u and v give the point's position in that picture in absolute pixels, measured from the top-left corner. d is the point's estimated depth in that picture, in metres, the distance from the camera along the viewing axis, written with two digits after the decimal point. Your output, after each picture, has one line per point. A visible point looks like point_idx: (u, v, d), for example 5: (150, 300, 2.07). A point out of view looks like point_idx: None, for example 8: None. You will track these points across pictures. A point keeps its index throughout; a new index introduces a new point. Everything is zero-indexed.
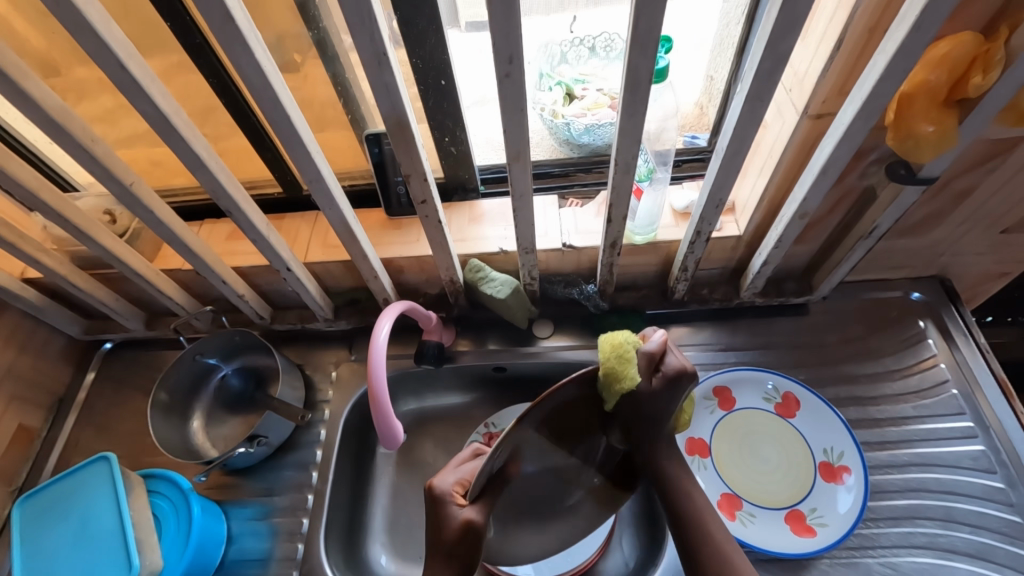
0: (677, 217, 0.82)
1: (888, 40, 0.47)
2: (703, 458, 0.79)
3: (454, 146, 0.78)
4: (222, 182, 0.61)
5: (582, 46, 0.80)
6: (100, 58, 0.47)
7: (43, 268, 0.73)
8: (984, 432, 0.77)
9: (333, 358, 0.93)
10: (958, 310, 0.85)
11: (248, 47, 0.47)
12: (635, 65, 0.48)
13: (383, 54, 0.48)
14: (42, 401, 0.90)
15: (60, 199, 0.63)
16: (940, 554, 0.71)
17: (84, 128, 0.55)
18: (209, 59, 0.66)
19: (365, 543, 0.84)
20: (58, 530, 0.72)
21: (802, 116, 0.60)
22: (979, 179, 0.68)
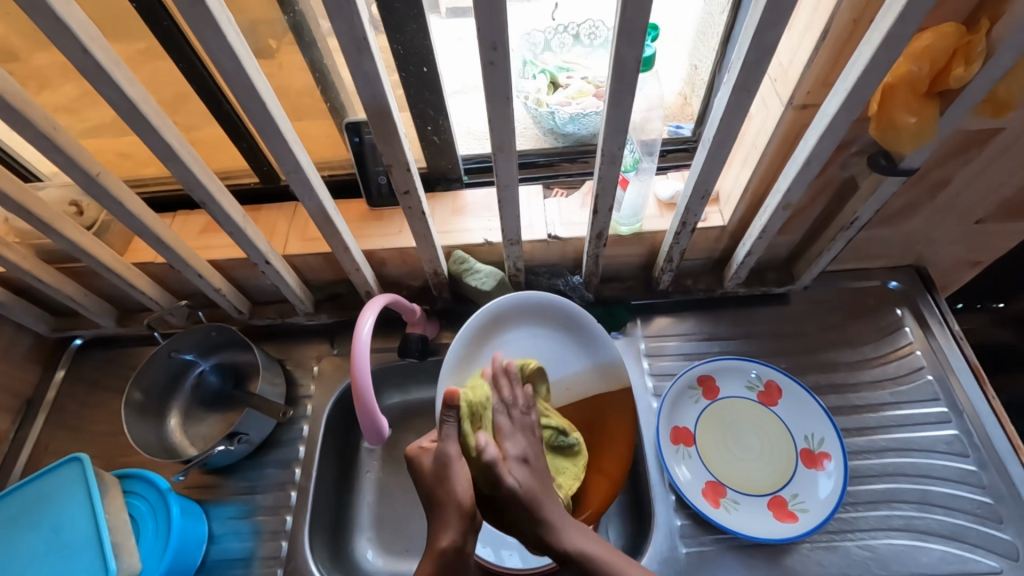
0: (662, 207, 0.82)
1: (874, 30, 0.47)
2: (688, 448, 0.80)
3: (437, 135, 0.76)
4: (195, 173, 0.59)
5: (566, 33, 0.79)
6: (60, 41, 0.44)
7: (6, 264, 0.70)
8: (957, 417, 0.79)
9: (315, 352, 0.92)
10: (933, 297, 0.87)
11: (220, 31, 0.45)
12: (623, 54, 0.47)
13: (362, 40, 0.46)
14: (8, 402, 0.86)
15: (20, 191, 0.60)
16: (915, 536, 0.73)
17: (43, 115, 0.52)
18: (179, 44, 0.63)
19: (351, 538, 0.83)
20: (28, 535, 0.69)
21: (787, 107, 0.59)
22: (955, 171, 0.69)
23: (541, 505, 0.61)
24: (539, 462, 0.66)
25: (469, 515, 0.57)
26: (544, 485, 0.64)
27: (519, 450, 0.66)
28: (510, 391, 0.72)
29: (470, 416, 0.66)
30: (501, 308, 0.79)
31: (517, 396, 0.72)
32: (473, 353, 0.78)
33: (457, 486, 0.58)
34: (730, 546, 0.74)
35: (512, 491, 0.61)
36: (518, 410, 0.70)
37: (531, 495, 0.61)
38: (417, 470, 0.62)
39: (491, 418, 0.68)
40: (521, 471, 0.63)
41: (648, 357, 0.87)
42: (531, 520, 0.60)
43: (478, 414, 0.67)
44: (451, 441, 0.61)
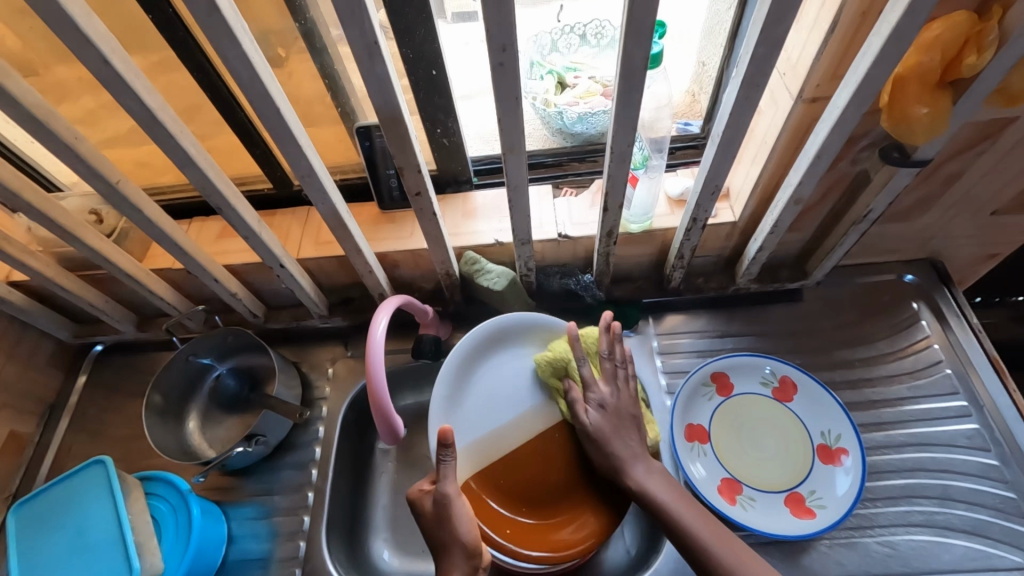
0: (672, 204, 0.82)
1: (883, 21, 0.47)
2: (702, 445, 0.79)
3: (446, 138, 0.77)
4: (211, 179, 0.60)
5: (572, 34, 0.80)
6: (82, 54, 0.45)
7: (30, 272, 0.72)
8: (977, 411, 0.78)
9: (329, 355, 0.93)
10: (950, 291, 0.86)
11: (235, 39, 0.46)
12: (630, 52, 0.48)
13: (373, 44, 0.47)
14: (32, 407, 0.88)
15: (44, 200, 0.61)
16: (936, 532, 0.72)
17: (66, 126, 0.53)
18: (195, 55, 0.65)
19: (367, 539, 0.84)
20: (55, 537, 0.71)
21: (796, 101, 0.59)
22: (970, 162, 0.68)
23: (615, 447, 0.70)
24: (624, 414, 0.72)
25: (473, 554, 0.60)
26: (620, 428, 0.71)
27: (602, 395, 0.73)
28: (610, 346, 0.75)
29: (552, 371, 0.77)
30: (486, 334, 0.80)
31: (617, 351, 0.75)
32: (464, 383, 0.79)
33: (460, 525, 0.61)
34: (747, 543, 0.73)
35: (584, 427, 0.72)
36: (616, 365, 0.74)
37: (601, 435, 0.71)
38: (420, 513, 0.64)
39: (577, 368, 0.75)
40: (599, 415, 0.72)
41: (660, 355, 0.87)
42: (603, 455, 0.71)
43: (562, 368, 0.76)
44: (448, 481, 0.62)
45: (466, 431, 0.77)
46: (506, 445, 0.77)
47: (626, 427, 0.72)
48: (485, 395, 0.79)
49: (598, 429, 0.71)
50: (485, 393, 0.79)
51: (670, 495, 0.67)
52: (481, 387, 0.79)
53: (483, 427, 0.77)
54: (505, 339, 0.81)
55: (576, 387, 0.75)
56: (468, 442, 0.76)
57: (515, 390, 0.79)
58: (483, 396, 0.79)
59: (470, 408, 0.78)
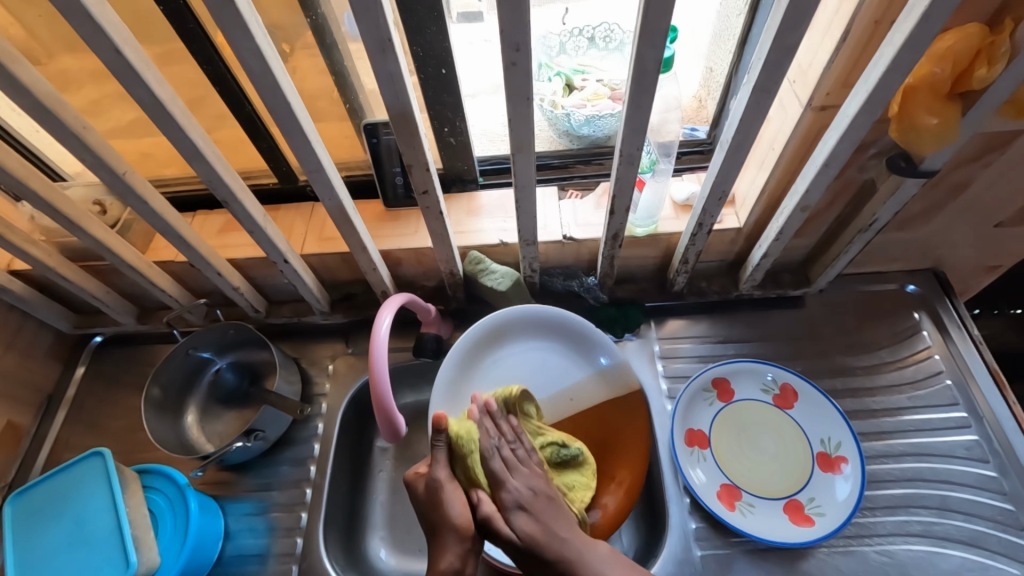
0: (678, 209, 0.82)
1: (896, 31, 0.47)
2: (702, 450, 0.79)
3: (453, 137, 0.77)
4: (218, 172, 0.60)
5: (581, 36, 0.80)
6: (94, 42, 0.45)
7: (31, 261, 0.71)
8: (977, 422, 0.78)
9: (329, 351, 0.92)
10: (952, 301, 0.86)
11: (249, 32, 0.46)
12: (643, 55, 0.48)
13: (386, 40, 0.47)
14: (30, 397, 0.88)
15: (49, 189, 0.61)
16: (934, 542, 0.72)
17: (74, 115, 0.53)
18: (204, 47, 0.64)
19: (364, 536, 0.84)
20: (52, 528, 0.70)
21: (806, 108, 0.59)
22: (976, 173, 0.69)
23: (557, 548, 0.58)
24: (540, 501, 0.63)
25: (466, 536, 0.58)
26: (547, 524, 0.61)
27: (517, 493, 0.63)
28: (496, 430, 0.70)
29: (460, 476, 0.66)
30: (495, 324, 0.82)
31: (504, 431, 0.70)
32: (471, 370, 0.81)
33: (452, 510, 0.60)
34: (745, 550, 0.73)
35: (515, 544, 0.59)
36: (509, 446, 0.68)
37: (534, 541, 0.58)
38: (414, 496, 0.64)
39: (481, 464, 0.65)
40: (522, 520, 0.61)
41: (661, 359, 0.87)
42: (547, 567, 0.58)
43: (467, 466, 0.65)
44: (440, 464, 0.63)
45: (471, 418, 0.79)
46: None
47: (554, 514, 0.62)
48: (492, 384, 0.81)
49: (532, 534, 0.59)
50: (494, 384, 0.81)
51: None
52: (489, 376, 0.82)
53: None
54: (515, 331, 0.84)
55: (485, 495, 0.63)
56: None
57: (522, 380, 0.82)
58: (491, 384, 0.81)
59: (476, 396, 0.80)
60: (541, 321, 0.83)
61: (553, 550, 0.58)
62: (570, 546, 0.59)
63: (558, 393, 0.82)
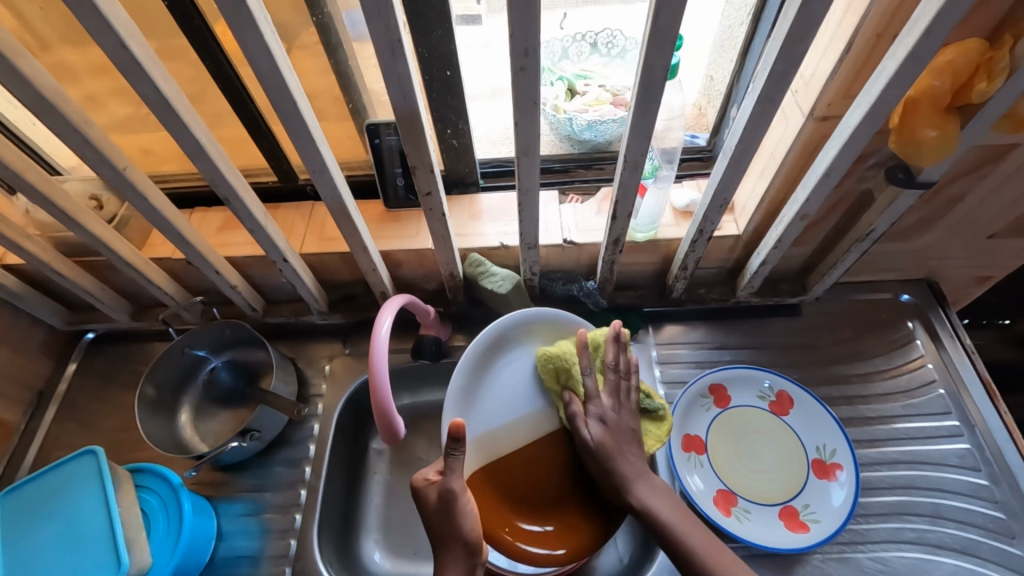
0: (678, 215, 0.83)
1: (898, 44, 0.48)
2: (699, 456, 0.80)
3: (456, 139, 0.77)
4: (221, 169, 0.59)
5: (584, 41, 0.80)
6: (100, 36, 0.45)
7: (26, 256, 0.70)
8: (969, 431, 0.79)
9: (326, 351, 0.92)
10: (945, 311, 0.87)
11: (257, 30, 0.46)
12: (651, 62, 0.48)
13: (397, 41, 0.47)
14: (20, 394, 0.86)
15: (47, 183, 0.60)
16: (928, 549, 0.73)
17: (76, 110, 0.52)
18: (208, 44, 0.64)
19: (359, 539, 0.83)
20: (41, 528, 0.69)
21: (807, 118, 0.60)
22: (971, 186, 0.70)
23: (616, 463, 0.69)
24: (620, 425, 0.71)
25: (474, 552, 0.60)
26: (619, 445, 0.70)
27: (603, 410, 0.72)
28: (616, 357, 0.74)
29: (554, 380, 0.76)
30: (500, 330, 0.78)
31: (621, 360, 0.74)
32: (478, 377, 0.77)
33: (464, 523, 0.61)
34: (741, 555, 0.73)
35: (586, 442, 0.70)
36: (618, 375, 0.73)
37: (603, 451, 0.69)
38: (423, 503, 0.63)
39: (577, 376, 0.74)
40: (600, 429, 0.71)
41: (659, 365, 0.87)
42: (603, 471, 0.69)
43: (562, 371, 0.75)
44: (455, 475, 0.61)
45: (478, 427, 0.76)
46: (517, 440, 0.76)
47: (630, 441, 0.70)
48: (501, 390, 0.77)
49: (596, 443, 0.70)
50: (505, 390, 0.77)
51: (667, 507, 0.66)
52: (496, 382, 0.77)
53: (495, 422, 0.76)
54: (523, 335, 0.79)
55: (576, 399, 0.74)
56: (479, 438, 0.75)
57: (527, 385, 0.78)
58: (497, 391, 0.77)
59: (483, 404, 0.76)
60: (557, 325, 0.80)
61: (614, 461, 0.69)
62: (629, 465, 0.69)
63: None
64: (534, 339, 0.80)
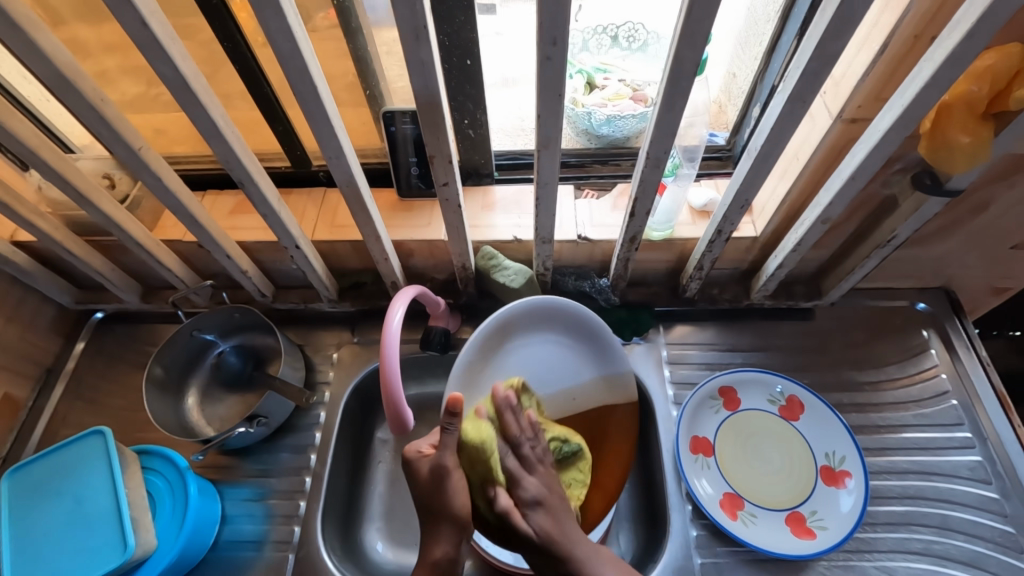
0: (695, 215, 0.81)
1: (937, 47, 0.46)
2: (707, 458, 0.79)
3: (473, 129, 0.75)
4: (237, 152, 0.58)
5: (604, 34, 0.79)
6: (120, 13, 0.44)
7: (38, 233, 0.70)
8: (981, 443, 0.78)
9: (334, 339, 0.91)
10: (961, 321, 0.86)
11: (280, 11, 0.44)
12: (682, 57, 0.47)
13: (422, 28, 0.45)
14: (28, 370, 0.86)
15: (61, 160, 0.60)
16: (934, 561, 0.72)
17: (93, 87, 0.51)
18: (226, 23, 0.63)
19: (362, 528, 0.83)
20: (47, 506, 0.69)
21: (835, 120, 0.59)
22: (996, 195, 0.68)
23: (572, 554, 0.60)
24: (554, 500, 0.64)
25: (462, 528, 0.60)
26: (560, 524, 0.62)
27: (535, 491, 0.63)
28: (518, 425, 0.66)
29: (473, 475, 0.63)
30: (513, 317, 0.76)
31: (524, 427, 0.67)
32: (487, 356, 0.76)
33: (455, 499, 0.60)
34: (745, 559, 0.73)
35: (532, 541, 0.60)
36: (527, 442, 0.66)
37: (553, 544, 0.60)
38: (415, 475, 0.62)
39: (499, 463, 0.63)
40: (539, 517, 0.62)
41: (668, 365, 0.86)
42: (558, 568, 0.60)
43: (484, 465, 0.62)
44: (449, 450, 0.61)
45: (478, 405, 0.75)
46: None
47: (566, 513, 0.64)
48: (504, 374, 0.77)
49: (547, 543, 0.60)
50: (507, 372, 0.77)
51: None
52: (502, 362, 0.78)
53: None
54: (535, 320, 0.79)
55: (503, 490, 0.62)
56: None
57: (529, 370, 0.79)
58: (500, 374, 0.77)
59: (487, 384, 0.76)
60: (565, 313, 0.79)
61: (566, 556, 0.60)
62: (580, 546, 0.61)
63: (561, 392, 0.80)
64: (541, 323, 0.79)
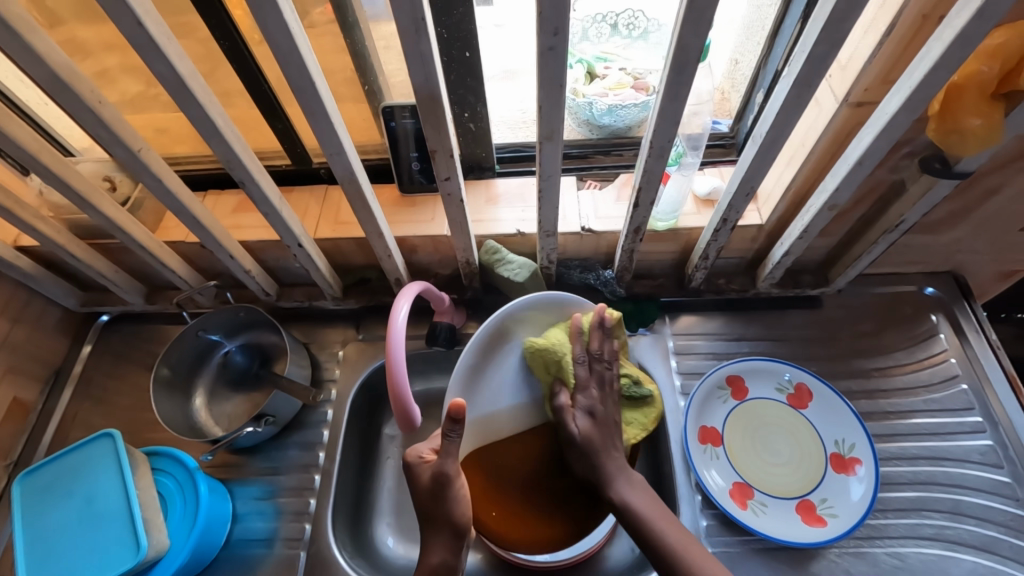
0: (700, 204, 0.80)
1: (947, 26, 0.45)
2: (715, 448, 0.79)
3: (473, 123, 0.75)
4: (236, 151, 0.58)
5: (604, 23, 0.78)
6: (114, 13, 0.43)
7: (40, 237, 0.70)
8: (992, 427, 0.78)
9: (339, 336, 0.92)
10: (970, 305, 0.85)
11: (277, 7, 0.44)
12: (685, 44, 0.46)
13: (421, 20, 0.45)
14: (36, 374, 0.86)
15: (61, 163, 0.59)
16: (946, 546, 0.72)
17: (90, 89, 0.51)
18: (222, 21, 0.62)
19: (372, 524, 0.83)
20: (60, 508, 0.70)
21: (842, 104, 0.58)
22: (1007, 178, 0.67)
23: (601, 459, 0.68)
24: (609, 416, 0.71)
25: (460, 534, 0.61)
26: (605, 435, 0.70)
27: (590, 403, 0.70)
28: (599, 346, 0.73)
29: (547, 371, 0.74)
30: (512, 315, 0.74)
31: (606, 348, 0.73)
32: (489, 357, 0.74)
33: (456, 508, 0.61)
34: (755, 548, 0.73)
35: (572, 436, 0.69)
36: (604, 362, 0.72)
37: (590, 443, 0.69)
38: (416, 482, 0.62)
39: (569, 368, 0.72)
40: (585, 420, 0.70)
41: (675, 355, 0.86)
42: (586, 464, 0.69)
43: (552, 361, 0.73)
44: (450, 459, 0.60)
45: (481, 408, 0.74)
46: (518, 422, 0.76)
47: (615, 431, 0.70)
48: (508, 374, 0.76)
49: (581, 439, 0.69)
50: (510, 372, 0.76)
51: (644, 500, 0.66)
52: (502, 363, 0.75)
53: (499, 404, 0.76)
54: (538, 321, 0.76)
55: (566, 392, 0.72)
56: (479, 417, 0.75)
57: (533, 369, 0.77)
58: (502, 374, 0.75)
59: (488, 384, 0.75)
60: (568, 311, 0.77)
61: (598, 454, 0.68)
62: (612, 458, 0.69)
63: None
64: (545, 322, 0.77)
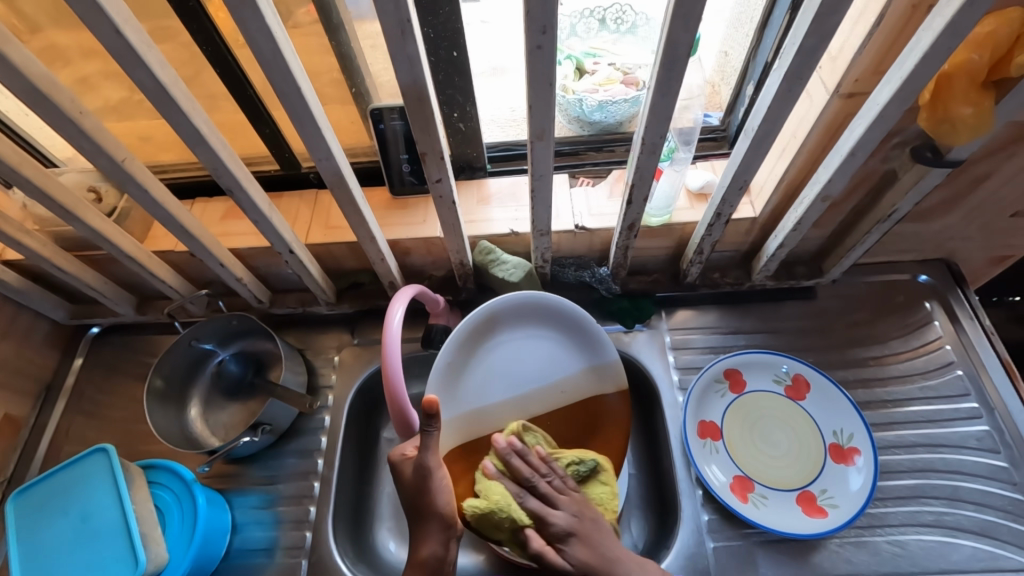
0: (693, 198, 0.80)
1: (936, 15, 0.45)
2: (715, 442, 0.79)
3: (463, 123, 0.74)
4: (222, 159, 0.57)
5: (592, 18, 0.77)
6: (91, 21, 0.42)
7: (26, 251, 0.69)
8: (988, 413, 0.78)
9: (334, 342, 0.91)
10: (963, 292, 0.86)
11: (258, 11, 0.43)
12: (675, 39, 0.45)
13: (407, 21, 0.44)
14: (27, 389, 0.85)
15: (44, 176, 0.58)
16: (945, 532, 0.72)
17: (70, 99, 0.50)
18: (203, 25, 0.61)
19: (373, 529, 0.83)
20: (56, 525, 0.69)
21: (833, 95, 0.58)
22: (998, 164, 0.68)
23: (612, 573, 0.58)
24: (586, 526, 0.62)
25: (449, 525, 0.60)
26: (598, 549, 0.60)
27: (564, 523, 0.61)
28: (526, 466, 0.66)
29: (504, 532, 0.63)
30: (487, 313, 0.76)
31: (534, 466, 0.66)
32: (470, 353, 0.76)
33: (440, 499, 0.61)
34: (757, 541, 0.73)
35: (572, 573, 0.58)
36: (542, 480, 0.65)
37: (594, 572, 0.58)
38: (400, 477, 0.63)
39: (521, 511, 0.62)
40: (573, 550, 0.59)
41: (672, 351, 0.86)
42: None
43: (501, 520, 0.62)
44: (430, 453, 0.61)
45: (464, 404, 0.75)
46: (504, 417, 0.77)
47: (600, 532, 0.62)
48: (489, 370, 0.77)
49: (585, 571, 0.58)
50: (491, 368, 0.77)
51: None
52: (492, 355, 0.78)
53: (483, 400, 0.76)
54: (518, 317, 0.78)
55: (533, 531, 0.61)
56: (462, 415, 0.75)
57: (514, 364, 0.78)
58: (483, 370, 0.77)
59: (471, 381, 0.76)
60: (547, 307, 0.78)
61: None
62: (619, 563, 0.59)
63: (548, 384, 0.79)
64: (526, 318, 0.79)
